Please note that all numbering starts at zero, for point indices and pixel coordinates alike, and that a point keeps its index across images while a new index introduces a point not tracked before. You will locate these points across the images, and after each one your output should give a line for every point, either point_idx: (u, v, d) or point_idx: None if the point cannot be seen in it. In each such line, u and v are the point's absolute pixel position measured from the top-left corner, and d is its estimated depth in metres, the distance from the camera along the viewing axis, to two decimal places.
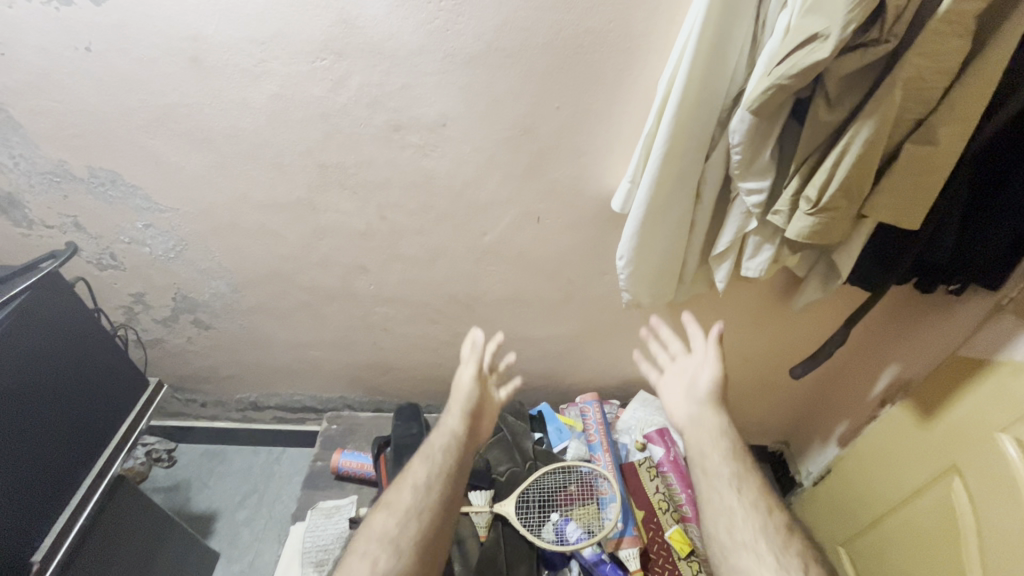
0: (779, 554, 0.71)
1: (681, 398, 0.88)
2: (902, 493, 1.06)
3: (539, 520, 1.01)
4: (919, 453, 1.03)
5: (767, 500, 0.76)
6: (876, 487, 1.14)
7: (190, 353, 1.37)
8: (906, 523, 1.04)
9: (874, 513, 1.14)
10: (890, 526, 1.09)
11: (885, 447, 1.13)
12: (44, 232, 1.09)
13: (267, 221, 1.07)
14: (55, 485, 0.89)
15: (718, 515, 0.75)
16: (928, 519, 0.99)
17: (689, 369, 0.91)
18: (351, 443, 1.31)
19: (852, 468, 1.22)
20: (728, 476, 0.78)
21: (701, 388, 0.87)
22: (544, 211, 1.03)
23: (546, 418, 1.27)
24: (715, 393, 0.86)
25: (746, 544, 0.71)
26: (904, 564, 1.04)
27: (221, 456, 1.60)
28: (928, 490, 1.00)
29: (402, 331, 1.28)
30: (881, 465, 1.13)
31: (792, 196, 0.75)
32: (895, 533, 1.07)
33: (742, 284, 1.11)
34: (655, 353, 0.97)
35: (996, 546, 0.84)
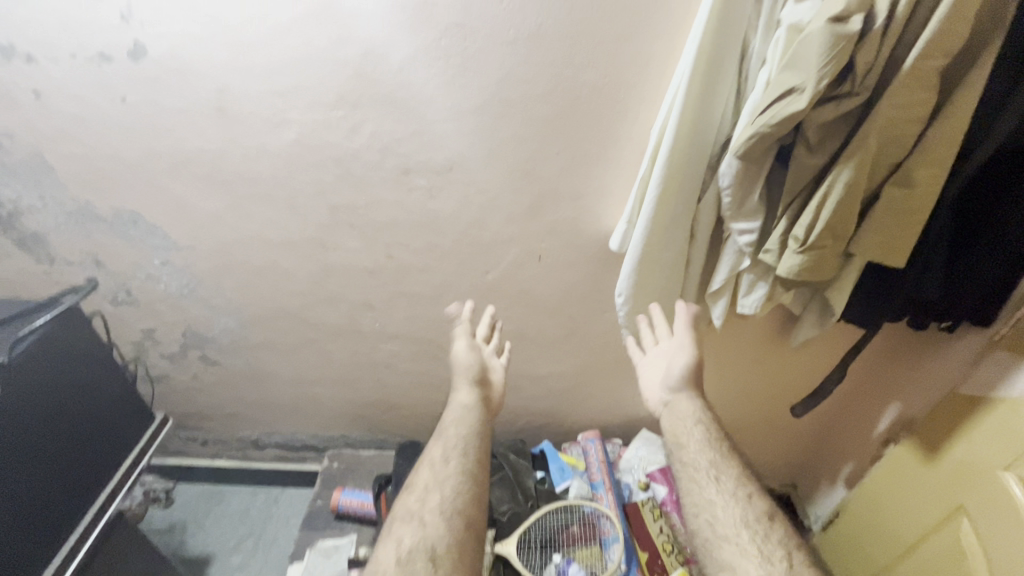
0: (762, 544, 0.67)
1: (662, 390, 0.83)
2: (913, 535, 1.04)
3: (541, 561, 0.99)
4: (924, 502, 1.02)
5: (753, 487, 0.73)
6: (886, 528, 1.12)
7: (196, 389, 1.39)
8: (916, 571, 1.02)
9: (884, 561, 1.11)
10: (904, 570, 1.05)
11: (893, 487, 1.11)
12: (64, 269, 1.14)
13: (278, 258, 1.11)
14: (54, 521, 0.88)
15: (699, 506, 0.71)
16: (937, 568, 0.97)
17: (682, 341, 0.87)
18: (352, 481, 1.30)
19: (863, 509, 1.20)
20: (705, 465, 0.74)
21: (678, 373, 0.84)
22: (545, 249, 1.07)
23: (549, 457, 1.27)
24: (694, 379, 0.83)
25: (728, 538, 0.68)
26: None
27: (219, 497, 1.58)
28: (939, 532, 0.98)
29: (405, 367, 1.29)
30: (891, 505, 1.11)
31: (781, 236, 0.79)
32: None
33: (739, 324, 1.13)
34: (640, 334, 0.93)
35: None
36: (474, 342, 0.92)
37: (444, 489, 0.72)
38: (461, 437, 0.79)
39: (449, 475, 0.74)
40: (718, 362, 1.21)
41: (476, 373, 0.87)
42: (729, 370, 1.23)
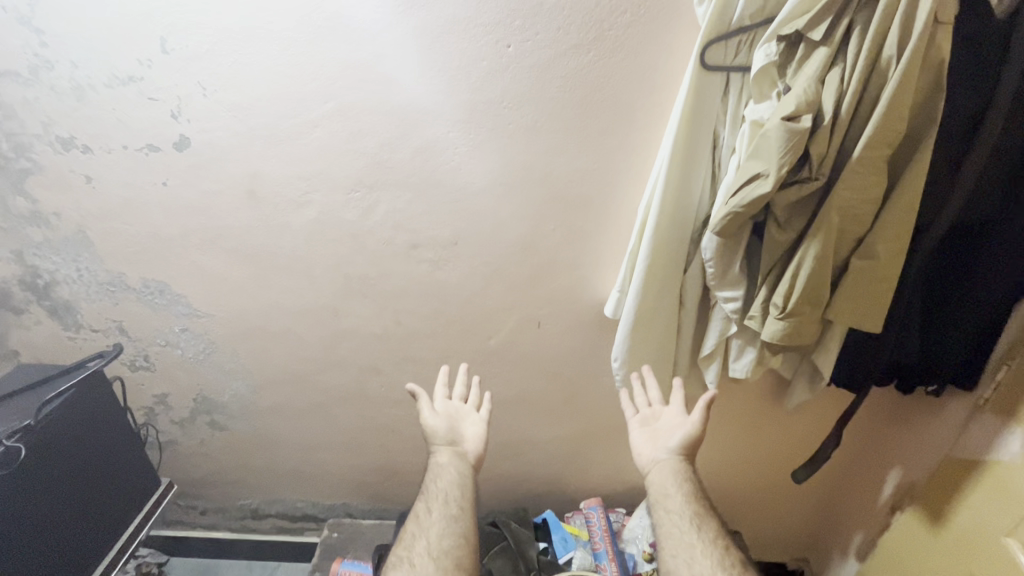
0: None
1: (653, 450, 0.86)
2: None
3: None
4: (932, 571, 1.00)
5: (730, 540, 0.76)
6: None
7: (202, 455, 1.40)
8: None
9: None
10: None
11: (903, 559, 1.09)
12: (89, 336, 1.20)
13: (293, 325, 1.18)
14: None
15: None
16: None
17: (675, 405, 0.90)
18: (351, 552, 1.28)
19: None
20: (688, 515, 0.77)
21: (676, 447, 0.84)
22: (544, 316, 1.12)
23: (551, 526, 1.25)
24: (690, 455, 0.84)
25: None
26: None
27: (213, 570, 1.52)
28: None
29: (409, 432, 1.31)
30: None
31: (763, 303, 0.85)
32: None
33: (735, 388, 1.16)
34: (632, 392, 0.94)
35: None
36: (449, 402, 0.92)
37: (432, 532, 0.77)
38: (450, 490, 0.81)
39: (433, 522, 0.78)
40: (717, 428, 1.23)
41: (450, 436, 0.88)
42: (728, 436, 1.24)
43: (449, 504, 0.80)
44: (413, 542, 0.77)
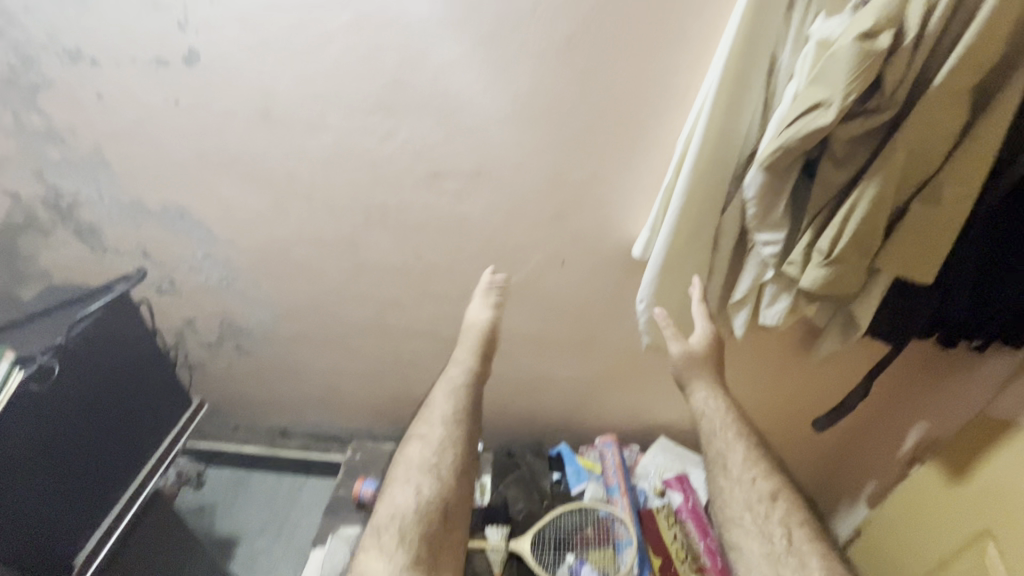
0: (761, 525, 0.70)
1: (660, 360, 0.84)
2: (935, 558, 1.01)
3: (554, 559, 1.04)
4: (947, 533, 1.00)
5: (766, 471, 0.74)
6: (904, 551, 1.10)
7: (230, 377, 1.45)
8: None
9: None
10: None
11: (914, 508, 1.09)
12: (115, 258, 1.21)
13: (312, 255, 1.16)
14: (97, 494, 0.95)
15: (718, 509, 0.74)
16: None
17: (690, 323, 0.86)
18: (372, 472, 1.33)
19: (881, 530, 1.18)
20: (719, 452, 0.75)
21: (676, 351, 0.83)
22: (568, 254, 1.08)
23: (565, 458, 1.28)
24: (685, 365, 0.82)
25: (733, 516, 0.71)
26: None
27: (246, 481, 1.63)
28: (961, 556, 0.96)
29: (429, 364, 1.32)
30: (910, 528, 1.09)
31: (804, 249, 0.79)
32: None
33: (763, 336, 1.13)
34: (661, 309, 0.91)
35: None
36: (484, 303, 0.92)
37: (452, 446, 0.78)
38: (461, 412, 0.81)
39: (454, 435, 0.79)
40: (740, 375, 1.20)
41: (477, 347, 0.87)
42: (751, 383, 1.22)
43: (468, 430, 0.80)
44: (431, 446, 0.77)
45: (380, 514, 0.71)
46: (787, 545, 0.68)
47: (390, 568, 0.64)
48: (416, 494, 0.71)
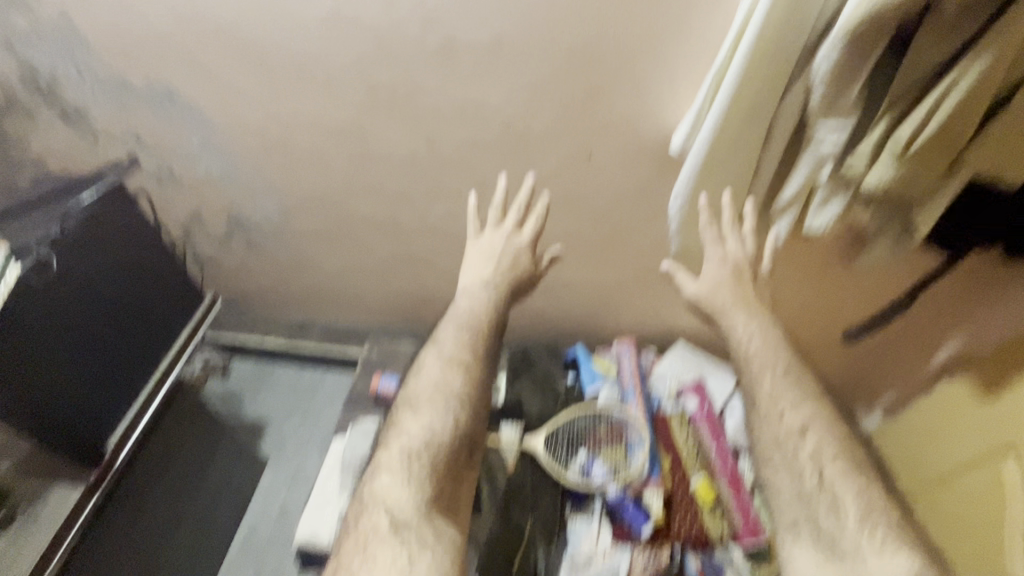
0: (792, 462, 0.75)
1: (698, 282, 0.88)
2: (951, 467, 1.04)
3: (567, 457, 1.07)
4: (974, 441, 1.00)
5: (797, 405, 0.79)
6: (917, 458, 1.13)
7: (243, 273, 1.43)
8: (950, 501, 1.03)
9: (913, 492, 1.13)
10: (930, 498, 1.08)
11: (933, 419, 1.10)
12: (108, 145, 1.13)
13: (316, 144, 1.07)
14: (119, 387, 0.98)
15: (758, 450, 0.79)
16: (980, 505, 0.97)
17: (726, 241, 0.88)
18: (390, 368, 1.35)
19: (894, 438, 1.21)
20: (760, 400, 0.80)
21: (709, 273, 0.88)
22: (597, 146, 0.97)
23: (581, 361, 1.26)
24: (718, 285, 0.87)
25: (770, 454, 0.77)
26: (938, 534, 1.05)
27: (270, 371, 1.68)
28: (979, 466, 0.98)
29: (445, 263, 1.28)
30: (927, 438, 1.11)
31: (878, 142, 0.69)
32: (935, 512, 1.06)
33: (801, 241, 1.04)
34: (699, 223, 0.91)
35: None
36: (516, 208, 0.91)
37: None
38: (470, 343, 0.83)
39: None
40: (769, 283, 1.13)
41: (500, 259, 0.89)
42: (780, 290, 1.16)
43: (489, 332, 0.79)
44: (448, 383, 0.79)
45: (410, 431, 0.76)
46: (817, 481, 0.74)
47: (417, 500, 0.70)
48: (456, 425, 0.76)
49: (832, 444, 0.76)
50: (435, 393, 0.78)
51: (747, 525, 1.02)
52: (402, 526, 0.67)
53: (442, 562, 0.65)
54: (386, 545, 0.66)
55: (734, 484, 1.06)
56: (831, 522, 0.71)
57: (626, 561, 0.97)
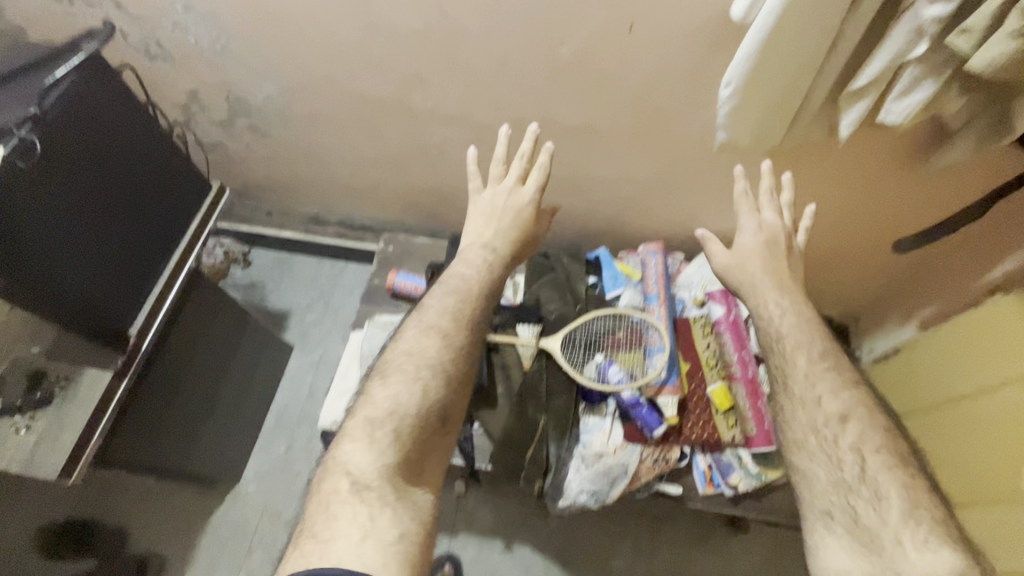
0: (829, 448, 0.69)
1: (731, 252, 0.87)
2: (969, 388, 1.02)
3: (582, 359, 1.06)
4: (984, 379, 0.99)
5: (836, 389, 0.73)
6: (938, 375, 1.12)
7: (251, 161, 1.36)
8: (955, 423, 1.05)
9: (914, 407, 1.18)
10: (942, 414, 1.09)
11: (964, 340, 1.06)
12: (84, 9, 1.01)
13: (313, 9, 0.93)
14: (138, 274, 0.98)
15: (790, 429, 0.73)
16: (982, 432, 0.98)
17: (767, 218, 0.87)
18: (406, 265, 1.31)
19: (921, 351, 1.18)
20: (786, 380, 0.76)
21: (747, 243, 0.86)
22: (638, 14, 0.82)
23: (603, 263, 1.21)
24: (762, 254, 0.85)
25: (798, 442, 0.72)
26: (944, 447, 1.07)
27: (289, 263, 1.72)
28: (999, 391, 0.96)
29: (461, 155, 1.18)
30: (952, 358, 1.08)
31: (997, 9, 0.56)
32: (943, 427, 1.08)
33: (863, 139, 0.94)
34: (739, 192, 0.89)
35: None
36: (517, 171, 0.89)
37: None
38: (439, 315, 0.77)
39: None
40: (815, 184, 1.06)
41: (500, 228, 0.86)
42: (827, 193, 1.08)
43: None
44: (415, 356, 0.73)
45: (378, 404, 0.69)
46: (858, 472, 0.67)
47: (380, 465, 0.64)
48: (422, 397, 0.69)
49: (876, 430, 0.70)
50: (408, 362, 0.72)
51: (762, 431, 1.02)
52: (362, 488, 0.62)
53: (406, 520, 0.61)
54: (345, 508, 0.60)
55: (752, 391, 1.05)
56: (869, 515, 0.65)
57: (634, 460, 1.01)
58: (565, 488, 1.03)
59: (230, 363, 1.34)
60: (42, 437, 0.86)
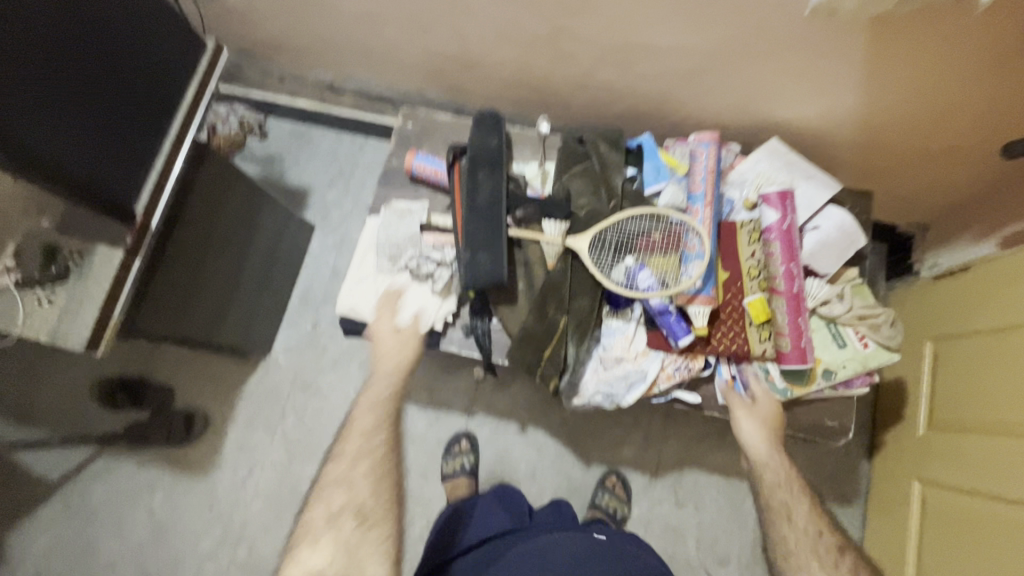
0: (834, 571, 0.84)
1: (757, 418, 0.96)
2: (1003, 323, 1.01)
3: (611, 261, 0.98)
4: (979, 346, 1.06)
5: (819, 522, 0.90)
6: (975, 303, 1.09)
7: (255, 14, 1.20)
8: (980, 354, 1.06)
9: (943, 332, 1.18)
10: (972, 342, 1.09)
11: (1008, 273, 1.02)
12: None
13: None
14: (136, 146, 0.91)
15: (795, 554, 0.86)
16: (1003, 368, 1.00)
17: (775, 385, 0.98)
18: (427, 145, 1.19)
19: (970, 274, 1.13)
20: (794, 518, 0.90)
21: (764, 407, 0.97)
22: None
23: (646, 153, 1.08)
24: (775, 415, 0.96)
25: (801, 567, 0.85)
26: (965, 375, 1.09)
27: (308, 136, 1.63)
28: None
29: (489, 13, 0.99)
30: (992, 289, 1.05)
31: None
32: (969, 355, 1.08)
33: (993, 24, 0.77)
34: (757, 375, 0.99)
35: (1000, 416, 0.99)
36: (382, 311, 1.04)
37: None
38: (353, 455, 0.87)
39: None
40: (910, 75, 0.90)
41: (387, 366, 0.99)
42: (922, 87, 0.92)
43: None
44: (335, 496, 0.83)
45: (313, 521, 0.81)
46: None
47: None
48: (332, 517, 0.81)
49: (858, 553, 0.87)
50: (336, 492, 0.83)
51: (796, 348, 0.96)
52: None
53: None
54: None
55: (794, 307, 0.96)
56: None
57: (654, 367, 0.98)
58: (580, 387, 1.02)
59: (250, 243, 1.30)
60: (66, 307, 0.88)
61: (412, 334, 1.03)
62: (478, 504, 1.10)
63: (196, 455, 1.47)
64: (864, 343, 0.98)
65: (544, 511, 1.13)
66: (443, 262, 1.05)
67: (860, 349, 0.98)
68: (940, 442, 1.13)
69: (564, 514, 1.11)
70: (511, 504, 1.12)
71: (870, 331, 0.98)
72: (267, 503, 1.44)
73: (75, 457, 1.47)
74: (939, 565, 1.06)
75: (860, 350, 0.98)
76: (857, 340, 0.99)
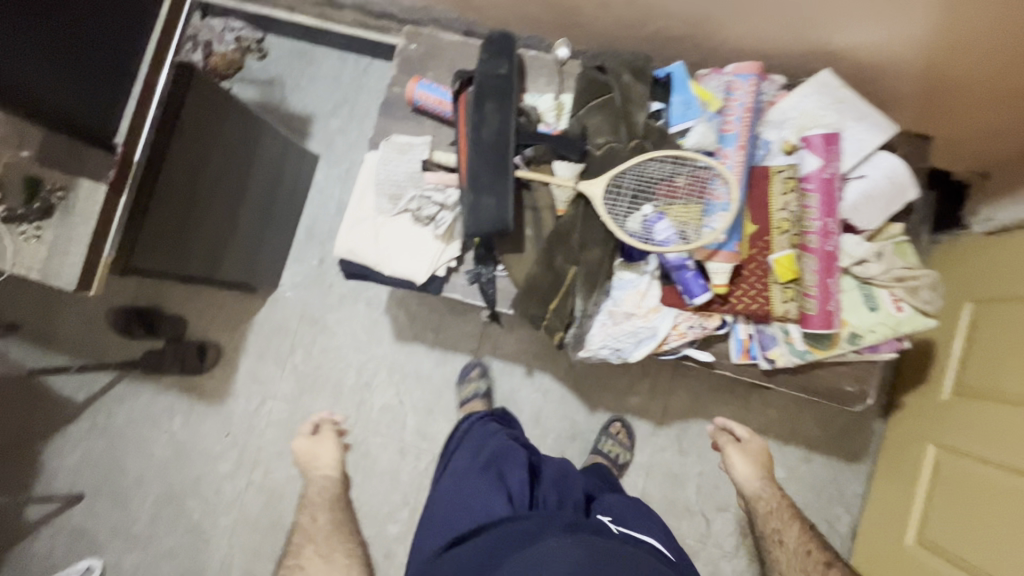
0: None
1: (745, 474, 1.14)
2: None
3: (627, 209, 0.89)
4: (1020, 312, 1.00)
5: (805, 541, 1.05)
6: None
7: None
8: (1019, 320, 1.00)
9: (988, 294, 1.08)
10: (1011, 308, 1.02)
11: None
12: None
13: None
14: (109, 71, 0.83)
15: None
16: None
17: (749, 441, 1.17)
18: (431, 70, 1.08)
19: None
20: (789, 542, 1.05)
21: (750, 450, 1.15)
22: None
23: (675, 84, 0.95)
24: (758, 458, 1.14)
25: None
26: (998, 342, 1.03)
27: (310, 56, 1.53)
28: None
29: None
30: None
31: None
32: (1008, 321, 1.02)
33: None
34: (726, 450, 1.16)
35: None
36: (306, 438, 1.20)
37: None
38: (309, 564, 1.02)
39: None
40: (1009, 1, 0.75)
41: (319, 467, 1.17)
42: (1013, 20, 0.77)
43: None
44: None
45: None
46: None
47: None
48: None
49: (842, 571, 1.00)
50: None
51: (823, 312, 0.88)
52: None
53: None
54: None
55: (826, 267, 0.88)
56: None
57: (665, 324, 0.93)
58: (587, 340, 0.96)
59: (248, 175, 1.23)
60: (54, 245, 0.86)
61: (326, 437, 1.20)
62: (471, 479, 1.05)
63: (210, 384, 1.51)
64: (900, 308, 0.90)
65: (546, 485, 1.04)
66: (445, 204, 0.98)
67: (893, 313, 0.90)
68: (965, 411, 1.08)
69: (569, 492, 1.04)
70: (509, 477, 1.03)
71: (907, 295, 0.90)
72: (279, 432, 1.48)
73: (98, 382, 1.53)
74: (946, 532, 1.05)
75: (893, 314, 0.90)
76: (892, 304, 0.90)
